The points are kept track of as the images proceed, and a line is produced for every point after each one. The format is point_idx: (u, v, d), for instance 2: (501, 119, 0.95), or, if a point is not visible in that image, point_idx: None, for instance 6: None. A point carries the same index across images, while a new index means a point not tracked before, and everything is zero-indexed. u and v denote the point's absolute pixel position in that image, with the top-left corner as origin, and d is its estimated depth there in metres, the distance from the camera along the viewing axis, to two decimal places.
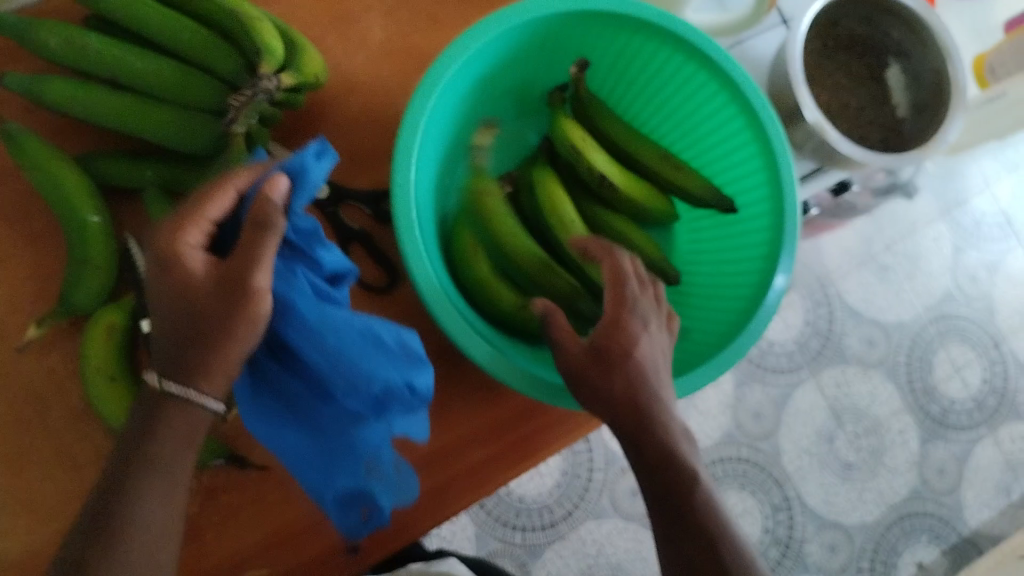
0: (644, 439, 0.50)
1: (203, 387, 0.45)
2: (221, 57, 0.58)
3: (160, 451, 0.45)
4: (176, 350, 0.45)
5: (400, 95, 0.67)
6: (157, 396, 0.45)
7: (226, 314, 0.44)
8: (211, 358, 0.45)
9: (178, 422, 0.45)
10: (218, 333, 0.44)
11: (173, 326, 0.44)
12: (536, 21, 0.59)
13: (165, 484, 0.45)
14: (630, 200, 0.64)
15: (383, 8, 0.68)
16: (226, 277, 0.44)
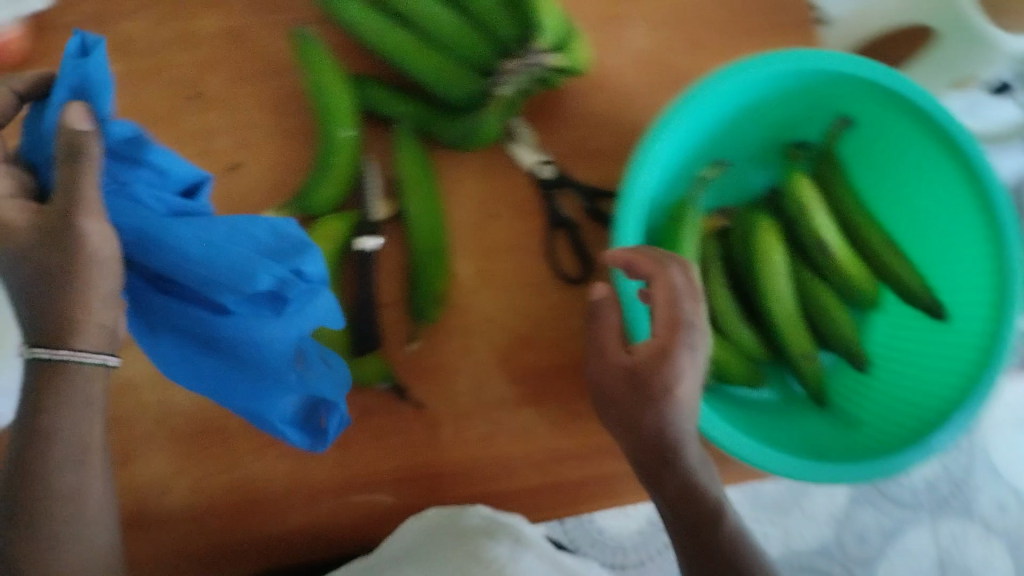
0: (671, 476, 0.48)
1: (77, 344, 0.40)
2: (499, 20, 0.58)
3: (55, 427, 0.40)
4: (31, 313, 0.40)
5: (643, 109, 0.67)
6: (28, 364, 0.40)
7: (59, 259, 0.38)
8: (52, 312, 0.39)
9: (53, 392, 0.40)
10: (62, 284, 0.39)
11: (33, 289, 0.39)
12: (804, 71, 0.59)
13: (74, 460, 0.41)
14: (842, 274, 0.64)
15: (652, 19, 0.68)
16: (50, 228, 0.38)
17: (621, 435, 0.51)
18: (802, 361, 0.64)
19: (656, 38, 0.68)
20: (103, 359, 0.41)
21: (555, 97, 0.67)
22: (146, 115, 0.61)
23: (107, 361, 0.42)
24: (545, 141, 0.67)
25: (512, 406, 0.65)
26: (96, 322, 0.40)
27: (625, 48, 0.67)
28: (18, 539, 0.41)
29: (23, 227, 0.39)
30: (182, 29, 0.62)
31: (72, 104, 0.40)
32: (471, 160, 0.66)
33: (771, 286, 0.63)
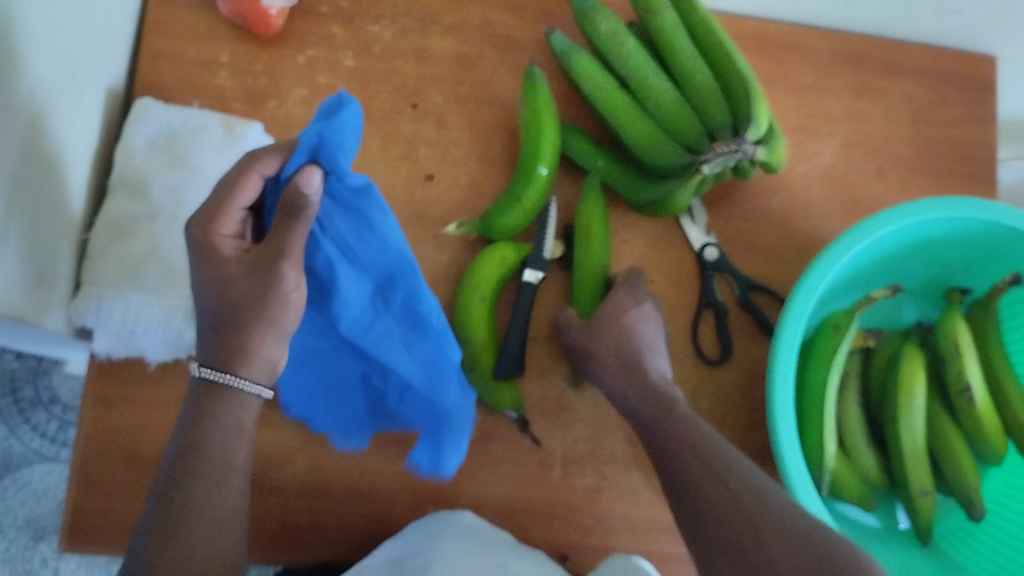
0: (674, 429, 0.52)
1: (241, 370, 0.43)
2: (714, 107, 0.62)
3: (207, 439, 0.43)
4: (211, 344, 0.43)
5: (816, 217, 0.71)
6: (198, 386, 0.44)
7: (255, 293, 0.43)
8: (233, 341, 0.43)
9: (214, 411, 0.43)
10: (257, 314, 0.43)
11: (215, 313, 0.43)
12: (990, 222, 0.62)
13: (220, 471, 0.43)
14: (978, 423, 0.64)
15: (842, 140, 0.73)
16: (256, 263, 0.43)
17: (637, 428, 0.56)
18: (919, 498, 0.63)
19: (844, 158, 0.73)
20: (258, 390, 0.44)
21: (735, 186, 0.70)
22: (364, 110, 0.65)
23: (258, 391, 0.44)
24: (715, 225, 0.69)
25: (625, 466, 0.65)
26: (262, 356, 0.44)
27: (812, 161, 0.72)
28: (156, 553, 0.41)
29: (235, 257, 0.44)
30: (420, 45, 0.67)
31: (306, 168, 0.44)
32: (644, 227, 0.68)
33: (906, 417, 0.62)
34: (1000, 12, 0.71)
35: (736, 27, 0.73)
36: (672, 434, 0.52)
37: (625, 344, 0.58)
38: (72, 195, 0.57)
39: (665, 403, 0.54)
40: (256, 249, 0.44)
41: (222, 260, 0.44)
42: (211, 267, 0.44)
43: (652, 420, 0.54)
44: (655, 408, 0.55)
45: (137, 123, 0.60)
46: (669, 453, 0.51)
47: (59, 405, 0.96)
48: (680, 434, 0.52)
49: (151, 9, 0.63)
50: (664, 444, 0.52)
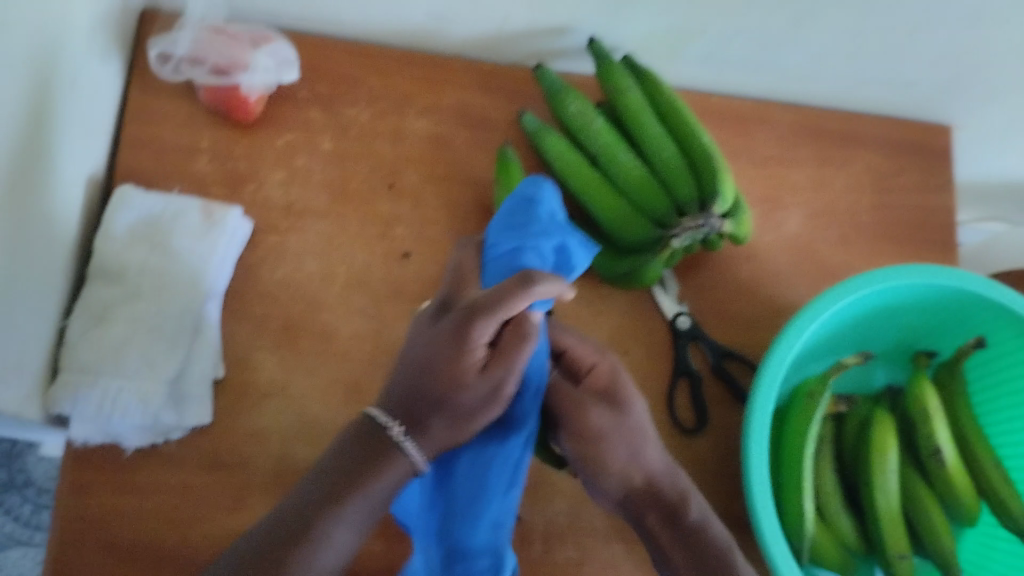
0: (669, 530, 0.52)
1: (420, 437, 0.46)
2: (680, 180, 0.65)
3: (370, 489, 0.45)
4: (412, 401, 0.46)
5: (786, 284, 0.73)
6: (379, 431, 0.46)
7: (449, 380, 0.46)
8: (445, 411, 0.46)
9: (380, 462, 0.46)
10: (450, 402, 0.46)
11: (423, 382, 0.46)
12: (951, 289, 0.64)
13: (362, 513, 0.45)
14: (951, 485, 0.65)
15: (807, 210, 0.76)
16: (499, 362, 0.46)
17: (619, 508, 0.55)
18: (897, 561, 0.62)
19: (810, 227, 0.75)
20: (411, 455, 0.46)
21: (704, 257, 0.72)
22: (341, 191, 0.67)
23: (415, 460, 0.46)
24: (688, 296, 0.71)
25: (605, 538, 0.64)
26: (440, 431, 0.46)
27: (779, 231, 0.75)
28: None
29: (485, 377, 0.46)
30: (395, 128, 0.70)
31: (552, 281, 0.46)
32: (615, 298, 0.70)
33: (880, 479, 0.63)
34: (950, 86, 0.75)
35: (701, 103, 0.76)
36: (675, 534, 0.52)
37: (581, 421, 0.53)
38: (50, 284, 0.58)
39: (666, 499, 0.53)
40: (495, 357, 0.47)
41: (471, 373, 0.46)
42: (465, 372, 0.45)
43: (656, 517, 0.53)
44: (645, 498, 0.53)
45: (117, 210, 0.61)
46: (668, 549, 0.53)
47: (33, 488, 0.97)
48: (679, 534, 0.52)
49: (133, 100, 0.66)
50: (663, 541, 0.53)
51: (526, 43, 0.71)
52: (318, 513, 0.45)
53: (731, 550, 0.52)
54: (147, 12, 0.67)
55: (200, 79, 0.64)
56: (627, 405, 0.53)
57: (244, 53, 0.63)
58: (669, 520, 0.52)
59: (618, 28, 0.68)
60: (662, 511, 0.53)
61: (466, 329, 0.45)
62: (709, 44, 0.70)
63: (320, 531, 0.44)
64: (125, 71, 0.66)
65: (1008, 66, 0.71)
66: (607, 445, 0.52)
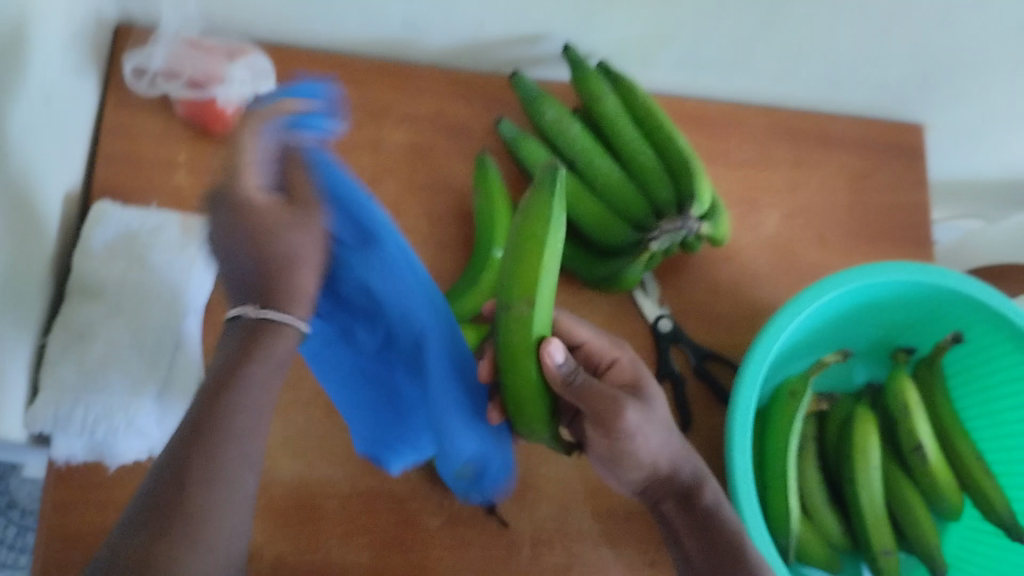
0: (683, 512, 0.54)
1: (295, 308, 0.49)
2: (658, 183, 0.65)
3: (245, 372, 0.47)
4: (251, 273, 0.49)
5: (765, 284, 0.74)
6: (257, 323, 0.48)
7: (275, 246, 0.49)
8: (282, 285, 0.49)
9: (254, 343, 0.47)
10: (287, 258, 0.49)
11: (250, 266, 0.49)
12: (927, 285, 0.65)
13: (250, 400, 0.47)
14: (933, 480, 0.65)
15: (785, 211, 0.77)
16: (294, 203, 0.51)
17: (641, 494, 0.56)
18: (882, 558, 0.63)
19: (788, 227, 0.76)
20: (290, 323, 0.49)
21: (685, 260, 0.73)
22: None
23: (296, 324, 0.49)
24: (669, 299, 0.72)
25: (593, 542, 0.64)
26: (304, 291, 0.50)
27: (758, 232, 0.76)
28: (167, 509, 0.44)
29: (274, 209, 0.50)
30: (374, 138, 0.70)
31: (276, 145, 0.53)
32: (597, 302, 0.70)
33: (863, 476, 0.63)
34: (922, 86, 0.76)
35: (677, 107, 0.77)
36: (690, 519, 0.54)
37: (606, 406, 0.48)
38: (29, 303, 0.57)
39: (682, 484, 0.54)
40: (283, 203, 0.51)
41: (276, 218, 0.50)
42: (260, 215, 0.49)
43: (673, 500, 0.54)
44: (662, 486, 0.54)
45: (96, 225, 0.61)
46: (682, 531, 0.55)
47: (17, 510, 0.95)
48: (694, 516, 0.54)
49: (109, 115, 0.66)
50: (679, 524, 0.55)
51: (502, 51, 0.71)
52: (221, 405, 0.47)
53: (741, 533, 0.54)
54: (121, 27, 0.67)
55: (177, 93, 0.64)
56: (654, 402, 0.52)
57: (219, 67, 0.63)
58: (684, 504, 0.54)
59: (593, 35, 0.68)
60: (678, 495, 0.54)
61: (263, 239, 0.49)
62: (683, 49, 0.71)
63: (228, 422, 0.47)
64: (100, 86, 0.66)
65: (978, 65, 0.72)
66: (637, 439, 0.50)
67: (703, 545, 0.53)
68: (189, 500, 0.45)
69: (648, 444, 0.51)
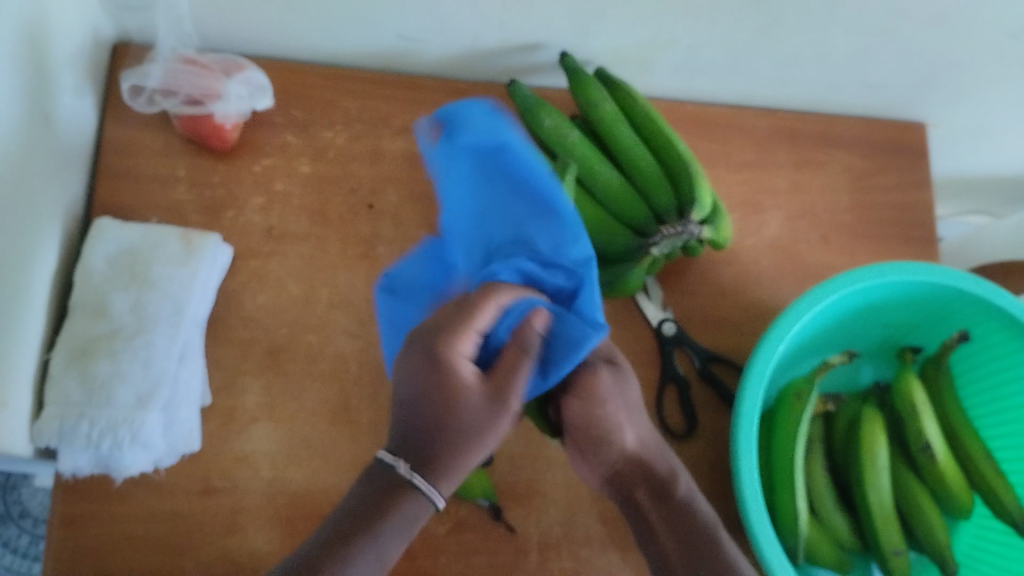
0: (658, 504, 0.54)
1: (440, 485, 0.45)
2: (658, 189, 0.65)
3: (380, 533, 0.44)
4: (421, 439, 0.45)
5: (768, 285, 0.74)
6: (393, 477, 0.45)
7: (473, 424, 0.45)
8: (450, 455, 0.45)
9: (401, 510, 0.44)
10: (468, 439, 0.45)
11: (416, 415, 0.46)
12: (931, 284, 0.64)
13: (367, 568, 0.44)
14: (943, 479, 0.65)
15: (785, 212, 0.77)
16: (496, 389, 0.47)
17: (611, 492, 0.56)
18: (892, 559, 0.62)
19: (790, 228, 0.76)
20: (429, 493, 0.44)
21: (686, 263, 0.73)
22: (322, 214, 0.68)
23: (433, 497, 0.44)
24: (672, 302, 0.71)
25: (601, 547, 0.64)
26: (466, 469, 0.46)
27: (760, 234, 0.75)
28: None
29: (477, 382, 0.46)
30: (373, 149, 0.70)
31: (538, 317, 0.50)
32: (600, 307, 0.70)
33: (872, 477, 0.63)
34: (923, 85, 0.75)
35: (675, 111, 0.77)
36: (665, 511, 0.53)
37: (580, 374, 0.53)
38: (32, 319, 0.58)
39: (656, 475, 0.54)
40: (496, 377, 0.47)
41: (467, 389, 0.46)
42: (449, 378, 0.46)
43: (647, 491, 0.54)
44: (635, 474, 0.54)
45: (97, 241, 0.61)
46: (655, 525, 0.53)
47: (30, 519, 0.96)
48: (669, 505, 0.53)
49: (110, 132, 0.66)
50: (651, 519, 0.54)
51: (499, 60, 0.71)
52: (335, 558, 0.44)
53: (716, 529, 0.53)
54: (120, 45, 0.67)
55: (174, 109, 0.64)
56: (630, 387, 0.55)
57: (216, 83, 0.63)
58: (658, 495, 0.54)
59: (589, 43, 0.68)
60: (652, 486, 0.54)
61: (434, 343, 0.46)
62: (679, 53, 0.71)
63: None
64: (100, 104, 0.67)
65: (979, 64, 0.72)
66: (609, 410, 0.53)
67: (677, 534, 0.52)
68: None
69: (622, 420, 0.53)
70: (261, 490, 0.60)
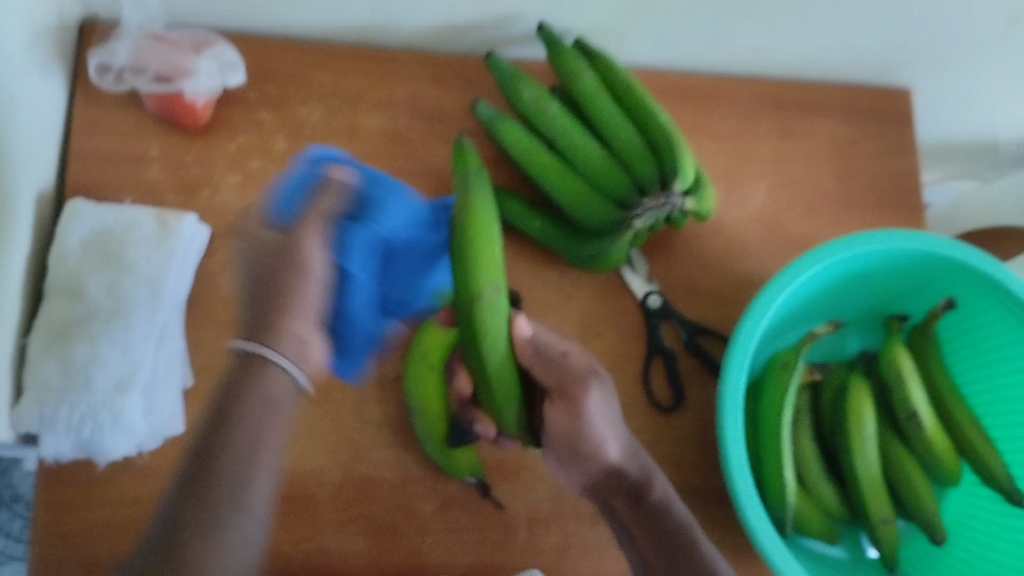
0: (637, 508, 0.53)
1: (277, 348, 0.49)
2: (640, 160, 0.64)
3: (233, 410, 0.47)
4: (253, 316, 0.50)
5: (753, 257, 0.73)
6: (240, 358, 0.49)
7: (277, 273, 0.50)
8: (277, 322, 0.49)
9: (248, 380, 0.49)
10: (276, 292, 0.50)
11: (257, 289, 0.51)
12: (916, 252, 0.64)
13: (241, 448, 0.48)
14: (930, 446, 0.64)
15: (770, 182, 0.76)
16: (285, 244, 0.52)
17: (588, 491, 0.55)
18: (881, 527, 0.62)
19: (775, 199, 0.76)
20: (272, 360, 0.49)
21: (671, 236, 0.72)
22: None
23: (272, 359, 0.49)
24: (657, 275, 0.71)
25: (590, 523, 0.63)
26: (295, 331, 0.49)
27: (745, 205, 0.75)
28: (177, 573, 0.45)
29: (267, 241, 0.52)
30: (351, 124, 0.69)
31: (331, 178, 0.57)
32: (585, 281, 0.69)
33: (859, 447, 0.62)
34: (908, 50, 0.74)
35: (658, 81, 0.76)
36: (641, 515, 0.53)
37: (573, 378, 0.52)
38: (5, 305, 0.57)
39: (631, 480, 0.53)
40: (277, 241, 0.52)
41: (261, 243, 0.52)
42: (258, 251, 0.52)
43: (628, 494, 0.54)
44: (615, 481, 0.54)
45: (70, 225, 0.60)
46: (634, 529, 0.53)
47: (21, 503, 0.95)
48: (644, 511, 0.53)
49: (80, 113, 0.65)
50: (628, 522, 0.54)
51: (476, 31, 0.70)
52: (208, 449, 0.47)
53: (692, 533, 0.53)
54: (86, 23, 0.66)
55: (145, 88, 0.63)
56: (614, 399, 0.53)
57: (186, 60, 0.63)
58: (634, 500, 0.53)
59: (566, 12, 0.67)
60: (628, 492, 0.54)
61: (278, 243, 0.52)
62: (659, 22, 0.69)
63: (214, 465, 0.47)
64: (69, 84, 0.65)
65: (964, 26, 0.71)
66: (596, 427, 0.52)
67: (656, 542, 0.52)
68: (194, 534, 0.46)
69: (605, 433, 0.52)
70: None
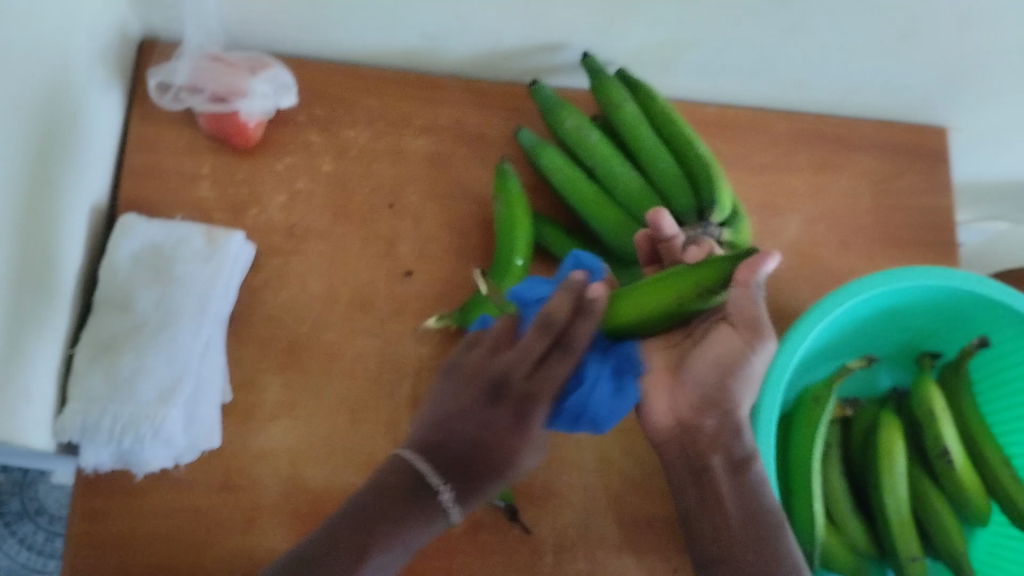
0: (709, 486, 0.52)
1: (463, 497, 0.46)
2: (677, 191, 0.64)
3: (407, 514, 0.45)
4: (450, 451, 0.46)
5: (787, 289, 0.74)
6: (422, 476, 0.45)
7: (491, 430, 0.47)
8: (488, 479, 0.46)
9: (426, 505, 0.45)
10: (495, 453, 0.46)
11: (475, 443, 0.46)
12: (953, 292, 0.64)
13: (389, 557, 0.44)
14: (960, 483, 0.64)
15: (804, 217, 0.77)
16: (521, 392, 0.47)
17: (664, 446, 0.54)
18: (909, 564, 0.61)
19: (809, 233, 0.76)
20: (454, 513, 0.46)
21: None
22: (342, 212, 0.68)
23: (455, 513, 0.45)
24: None
25: (616, 552, 0.63)
26: (484, 489, 0.46)
27: (778, 237, 0.76)
28: None
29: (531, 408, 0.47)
30: (394, 148, 0.71)
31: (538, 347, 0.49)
32: None
33: (888, 482, 0.63)
34: (947, 90, 0.75)
35: (694, 113, 0.77)
36: (735, 486, 0.52)
37: (713, 348, 0.51)
38: (55, 317, 0.58)
39: (735, 448, 0.52)
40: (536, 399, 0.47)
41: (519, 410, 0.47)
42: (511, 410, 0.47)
43: (717, 463, 0.52)
44: (688, 446, 0.53)
45: (121, 239, 0.62)
46: (721, 499, 0.52)
47: (46, 516, 0.97)
48: (740, 486, 0.52)
49: (135, 131, 0.67)
50: (717, 490, 0.52)
51: (520, 60, 0.71)
52: (361, 543, 0.43)
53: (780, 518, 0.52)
54: (145, 43, 0.68)
55: (199, 106, 0.65)
56: (738, 387, 0.51)
57: (242, 81, 0.64)
58: (733, 466, 0.52)
59: (611, 43, 0.68)
60: (728, 458, 0.52)
61: (528, 411, 0.47)
62: (702, 55, 0.70)
63: (353, 564, 0.43)
64: (125, 103, 0.68)
65: (1005, 68, 0.71)
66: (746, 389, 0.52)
67: (740, 518, 0.51)
68: None
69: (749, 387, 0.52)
70: (280, 486, 0.61)
